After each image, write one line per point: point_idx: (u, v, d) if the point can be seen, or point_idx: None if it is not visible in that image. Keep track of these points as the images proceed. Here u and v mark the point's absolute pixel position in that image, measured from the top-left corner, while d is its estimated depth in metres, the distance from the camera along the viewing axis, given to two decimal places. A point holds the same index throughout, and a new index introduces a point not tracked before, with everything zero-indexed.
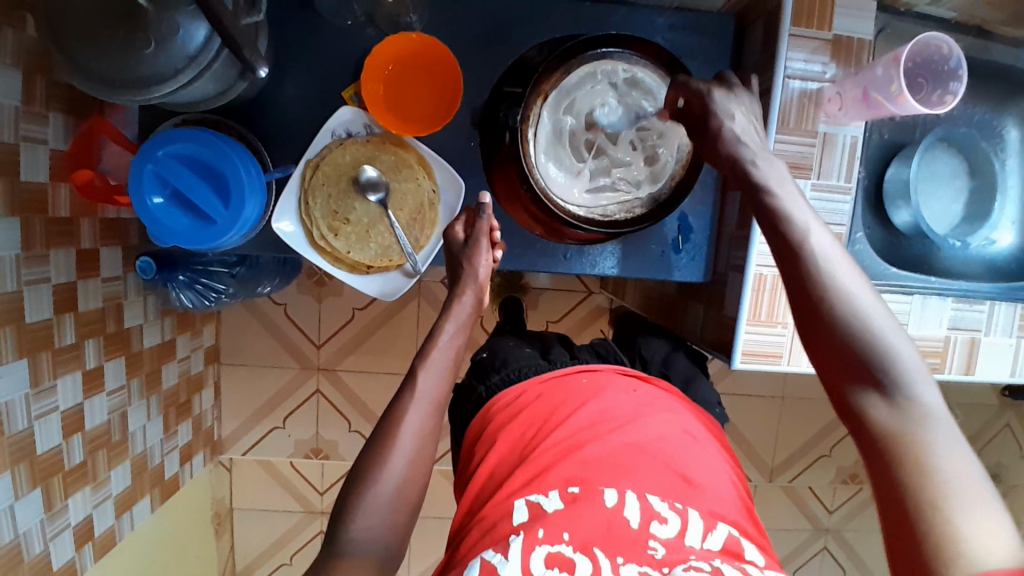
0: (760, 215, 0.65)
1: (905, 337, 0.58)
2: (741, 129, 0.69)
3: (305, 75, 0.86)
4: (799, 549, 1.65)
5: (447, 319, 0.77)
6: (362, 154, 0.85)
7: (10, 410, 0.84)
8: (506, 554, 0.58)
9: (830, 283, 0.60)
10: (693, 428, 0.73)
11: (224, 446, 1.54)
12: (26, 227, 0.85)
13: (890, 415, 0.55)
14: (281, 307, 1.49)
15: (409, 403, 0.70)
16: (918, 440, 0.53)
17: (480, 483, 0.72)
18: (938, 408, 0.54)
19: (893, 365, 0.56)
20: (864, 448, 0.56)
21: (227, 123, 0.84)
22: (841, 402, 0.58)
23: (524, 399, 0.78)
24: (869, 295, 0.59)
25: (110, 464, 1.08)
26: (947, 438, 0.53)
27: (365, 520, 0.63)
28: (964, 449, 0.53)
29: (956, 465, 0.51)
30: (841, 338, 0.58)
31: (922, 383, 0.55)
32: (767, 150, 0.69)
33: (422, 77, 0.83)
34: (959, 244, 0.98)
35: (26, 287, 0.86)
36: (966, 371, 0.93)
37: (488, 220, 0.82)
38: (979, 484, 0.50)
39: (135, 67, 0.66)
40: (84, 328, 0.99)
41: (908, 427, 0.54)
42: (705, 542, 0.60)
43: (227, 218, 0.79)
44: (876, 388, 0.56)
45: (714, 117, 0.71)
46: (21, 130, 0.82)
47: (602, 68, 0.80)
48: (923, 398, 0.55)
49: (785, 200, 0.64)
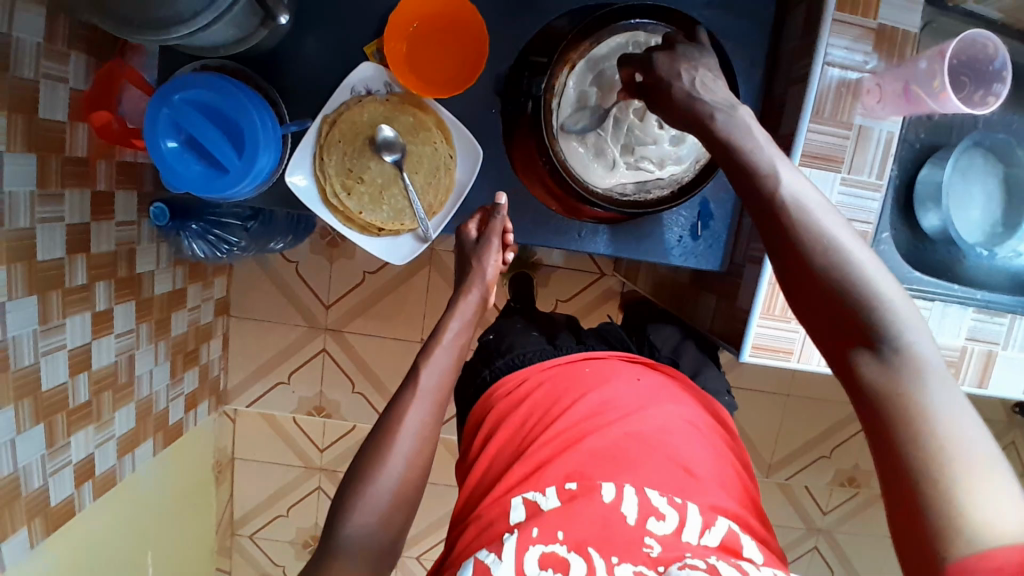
0: (732, 171, 0.63)
1: (893, 282, 0.57)
2: (693, 85, 0.65)
3: (328, 28, 0.84)
4: (789, 547, 1.65)
5: (451, 316, 0.77)
6: (381, 113, 0.83)
7: (18, 346, 0.85)
8: (500, 554, 0.58)
9: (817, 239, 0.58)
10: (698, 419, 0.71)
11: (228, 398, 1.56)
12: (42, 165, 0.84)
13: (879, 368, 0.54)
14: (292, 265, 1.50)
15: (409, 402, 0.70)
16: (909, 392, 0.53)
17: (478, 477, 0.72)
18: (931, 353, 0.54)
19: (882, 316, 0.55)
20: (857, 402, 0.56)
21: (246, 70, 0.83)
22: (835, 355, 0.58)
23: (527, 387, 0.77)
24: (855, 242, 0.58)
25: (114, 406, 1.10)
26: (936, 383, 0.53)
27: (362, 516, 0.63)
28: (954, 389, 0.53)
29: (948, 418, 0.51)
30: (830, 295, 0.57)
31: (912, 329, 0.54)
32: (731, 96, 0.65)
33: (446, 40, 0.81)
34: (987, 254, 0.94)
35: (39, 226, 0.86)
36: (979, 384, 0.90)
37: (502, 221, 0.82)
38: (970, 432, 0.51)
39: (156, 7, 0.64)
40: (95, 271, 0.99)
41: (897, 381, 0.53)
42: (703, 539, 0.59)
43: (241, 168, 0.78)
44: (863, 341, 0.55)
45: (662, 81, 0.67)
46: (42, 67, 0.82)
47: (634, 40, 0.77)
48: (915, 346, 0.54)
49: (764, 155, 0.62)
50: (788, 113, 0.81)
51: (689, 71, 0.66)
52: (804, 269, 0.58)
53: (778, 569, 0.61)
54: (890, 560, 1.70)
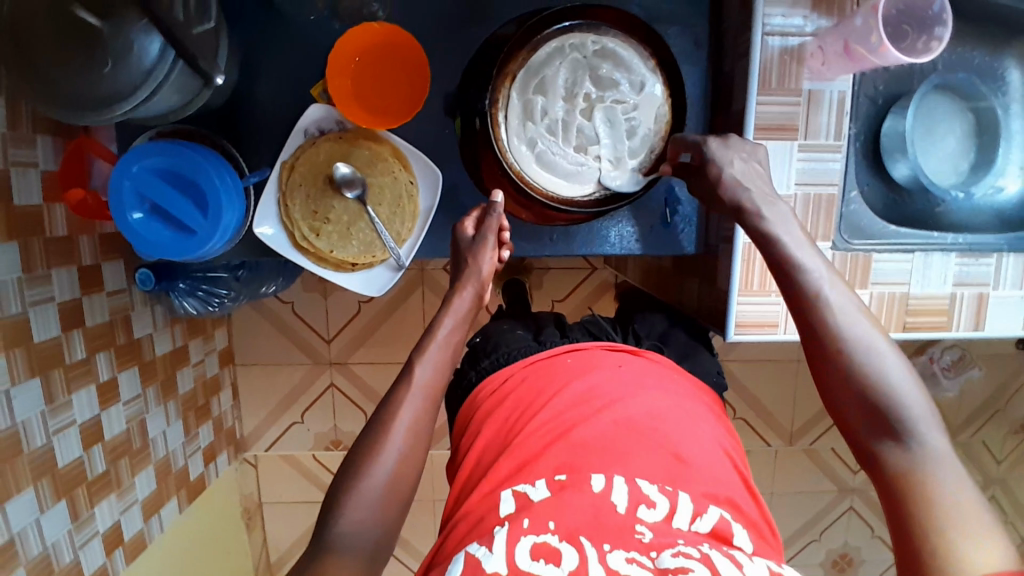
0: (773, 262, 0.67)
1: (912, 379, 0.61)
2: (740, 173, 0.71)
3: (276, 76, 0.86)
4: (825, 512, 1.63)
5: (446, 312, 0.78)
6: (336, 151, 0.84)
7: (28, 428, 0.87)
8: (491, 547, 0.56)
9: (845, 336, 0.62)
10: (684, 402, 0.71)
11: (247, 445, 1.58)
12: (24, 250, 0.86)
13: (900, 454, 0.58)
14: (288, 306, 1.51)
15: (403, 397, 0.70)
16: (926, 482, 0.56)
17: (466, 474, 0.71)
18: (948, 452, 0.58)
19: (904, 414, 0.59)
20: (880, 487, 0.60)
21: (200, 131, 0.84)
22: (858, 446, 0.62)
23: (511, 383, 0.77)
24: (881, 340, 0.63)
25: (133, 471, 1.12)
26: (951, 473, 0.56)
27: (354, 512, 0.63)
28: (966, 478, 0.56)
29: (965, 505, 0.54)
30: (860, 388, 0.61)
31: (928, 426, 0.59)
32: (767, 187, 0.71)
33: (390, 69, 0.81)
34: (963, 195, 0.93)
35: (31, 309, 0.88)
36: (976, 326, 0.87)
37: (498, 218, 0.82)
38: (980, 512, 0.54)
39: (95, 87, 0.65)
40: (93, 343, 1.01)
41: (918, 469, 0.57)
42: (693, 524, 0.59)
43: (207, 227, 0.80)
44: (889, 433, 0.59)
45: (711, 164, 0.72)
46: (10, 154, 0.84)
47: (569, 42, 0.77)
48: (932, 442, 0.58)
49: (797, 251, 0.67)
50: (737, 86, 0.81)
51: (733, 160, 0.71)
52: (833, 356, 0.63)
53: (770, 558, 0.60)
54: None
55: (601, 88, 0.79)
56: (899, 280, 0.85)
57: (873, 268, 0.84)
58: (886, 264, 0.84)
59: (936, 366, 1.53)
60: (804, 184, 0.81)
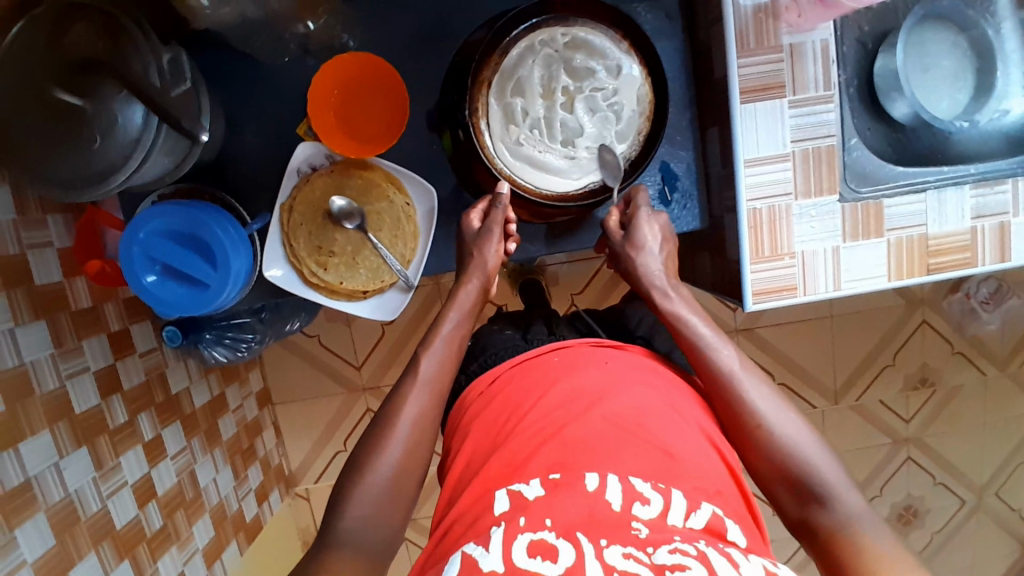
0: (689, 349, 0.75)
1: (820, 447, 0.69)
2: (654, 250, 0.80)
3: (262, 123, 0.88)
4: (882, 465, 1.59)
5: (450, 307, 0.78)
6: (331, 185, 0.85)
7: (83, 496, 0.91)
8: (487, 547, 0.56)
9: (757, 412, 0.70)
10: (673, 398, 0.71)
11: (296, 479, 1.60)
12: (53, 326, 0.90)
13: (824, 516, 0.65)
14: (315, 339, 1.54)
15: (409, 391, 0.72)
16: (849, 538, 0.64)
17: (457, 475, 0.71)
18: (862, 511, 0.65)
19: (821, 480, 0.66)
20: (816, 552, 0.66)
21: (199, 188, 0.86)
22: (786, 511, 0.69)
23: (498, 384, 0.77)
24: (790, 417, 0.70)
25: (191, 521, 1.15)
26: (872, 532, 0.64)
27: (358, 508, 0.65)
28: (887, 535, 0.63)
29: (884, 554, 0.62)
30: (779, 457, 0.68)
31: (844, 489, 0.66)
32: (673, 277, 0.80)
33: (368, 97, 0.82)
34: (967, 124, 0.91)
35: (68, 381, 0.91)
36: (1002, 260, 0.84)
37: (504, 211, 0.80)
38: (904, 565, 0.61)
39: (87, 164, 0.67)
40: (133, 404, 1.05)
41: (843, 528, 0.64)
42: (687, 521, 0.58)
43: (218, 279, 0.81)
44: (813, 499, 0.66)
45: (641, 227, 0.80)
46: (23, 238, 0.87)
47: (538, 40, 0.77)
48: (848, 504, 0.65)
49: (713, 335, 0.75)
50: (716, 53, 0.80)
51: (654, 229, 0.80)
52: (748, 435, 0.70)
53: (764, 556, 0.59)
54: (991, 449, 1.61)
55: (577, 79, 0.78)
56: (915, 223, 0.82)
57: (885, 214, 0.81)
58: (898, 208, 0.81)
59: (974, 302, 1.52)
60: (800, 140, 0.79)
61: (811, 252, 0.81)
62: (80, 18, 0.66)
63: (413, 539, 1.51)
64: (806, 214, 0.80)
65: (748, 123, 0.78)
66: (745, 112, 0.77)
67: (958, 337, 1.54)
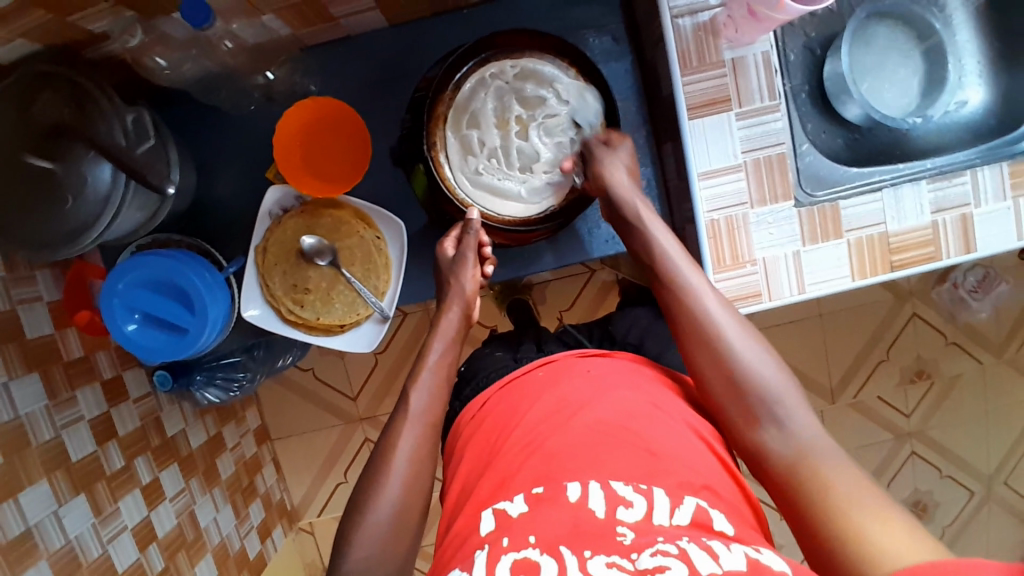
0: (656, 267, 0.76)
1: (782, 372, 0.69)
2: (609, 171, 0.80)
3: (234, 169, 0.91)
4: (886, 462, 1.58)
5: (435, 336, 0.80)
6: (301, 225, 0.87)
7: (83, 542, 0.92)
8: (471, 570, 0.57)
9: (719, 328, 0.70)
10: (656, 398, 0.72)
11: (299, 514, 1.61)
12: (46, 378, 0.93)
13: (779, 439, 0.65)
14: (309, 372, 1.57)
15: (402, 426, 0.73)
16: (806, 461, 0.63)
17: (453, 501, 0.71)
18: (817, 434, 0.65)
19: (777, 400, 0.67)
20: (771, 480, 0.65)
21: (175, 237, 0.89)
22: (740, 438, 0.68)
23: (488, 405, 0.78)
24: (753, 340, 0.70)
25: (193, 562, 1.15)
26: (827, 455, 0.63)
27: (360, 549, 0.65)
28: (842, 457, 0.63)
29: (838, 474, 0.61)
30: (739, 374, 0.68)
31: (799, 415, 0.66)
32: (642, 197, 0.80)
33: (331, 138, 0.85)
34: (922, 120, 0.93)
35: (64, 432, 0.93)
36: (967, 250, 0.84)
37: (476, 235, 0.83)
38: (859, 482, 0.60)
39: (63, 225, 0.69)
40: (129, 450, 1.06)
41: (797, 450, 0.64)
42: (673, 519, 0.58)
43: (197, 323, 0.83)
44: (768, 420, 0.66)
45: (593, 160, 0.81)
46: (14, 295, 0.89)
47: (489, 73, 0.80)
48: (802, 428, 0.65)
49: (680, 257, 0.75)
50: (663, 72, 0.83)
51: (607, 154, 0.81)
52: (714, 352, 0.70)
53: (755, 542, 0.59)
54: (995, 436, 1.60)
55: (529, 108, 0.81)
56: (874, 222, 0.83)
57: (843, 215, 0.82)
58: (855, 208, 0.82)
59: (962, 290, 1.51)
60: (751, 151, 0.81)
61: (772, 258, 0.83)
62: (47, 87, 0.69)
63: (419, 565, 1.51)
64: (763, 221, 0.82)
65: (698, 139, 0.80)
66: (694, 127, 0.80)
67: (950, 326, 1.54)
